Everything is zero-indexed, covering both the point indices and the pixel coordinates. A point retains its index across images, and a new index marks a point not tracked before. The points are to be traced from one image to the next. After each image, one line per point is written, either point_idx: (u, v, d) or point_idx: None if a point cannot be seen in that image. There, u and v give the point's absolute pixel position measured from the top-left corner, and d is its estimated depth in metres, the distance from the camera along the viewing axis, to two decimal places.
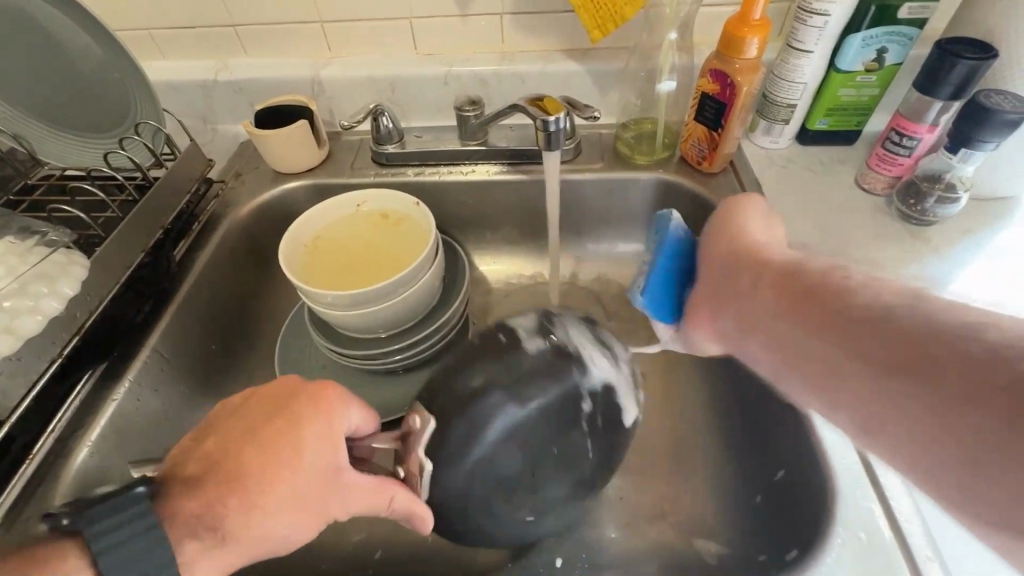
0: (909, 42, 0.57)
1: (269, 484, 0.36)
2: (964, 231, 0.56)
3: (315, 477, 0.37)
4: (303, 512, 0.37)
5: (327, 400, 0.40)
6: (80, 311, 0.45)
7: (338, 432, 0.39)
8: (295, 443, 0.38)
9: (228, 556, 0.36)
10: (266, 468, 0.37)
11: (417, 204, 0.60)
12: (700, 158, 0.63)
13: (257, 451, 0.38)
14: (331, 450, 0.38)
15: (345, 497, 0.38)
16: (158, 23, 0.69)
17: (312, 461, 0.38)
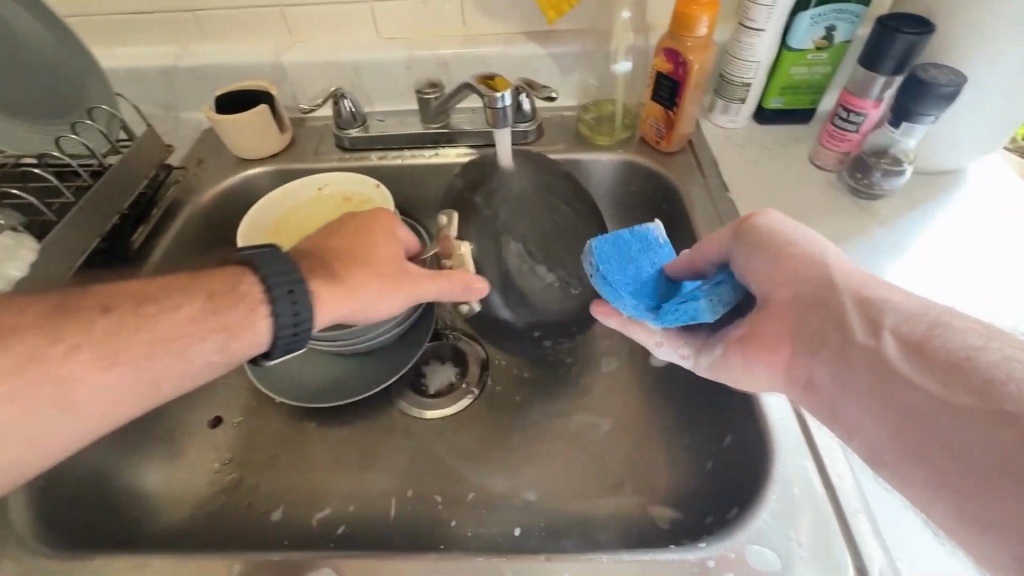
0: (856, 20, 0.58)
1: (355, 267, 0.44)
2: (910, 204, 0.58)
3: (388, 262, 0.45)
4: (385, 292, 0.44)
5: (385, 218, 0.48)
6: (31, 295, 0.46)
7: (397, 239, 0.47)
8: (370, 244, 0.46)
9: (331, 300, 0.42)
10: (353, 257, 0.44)
11: (377, 186, 0.60)
12: (659, 137, 0.64)
13: (338, 251, 0.44)
14: (396, 251, 0.46)
15: (417, 278, 0.45)
16: (114, 9, 0.69)
17: (384, 250, 0.46)
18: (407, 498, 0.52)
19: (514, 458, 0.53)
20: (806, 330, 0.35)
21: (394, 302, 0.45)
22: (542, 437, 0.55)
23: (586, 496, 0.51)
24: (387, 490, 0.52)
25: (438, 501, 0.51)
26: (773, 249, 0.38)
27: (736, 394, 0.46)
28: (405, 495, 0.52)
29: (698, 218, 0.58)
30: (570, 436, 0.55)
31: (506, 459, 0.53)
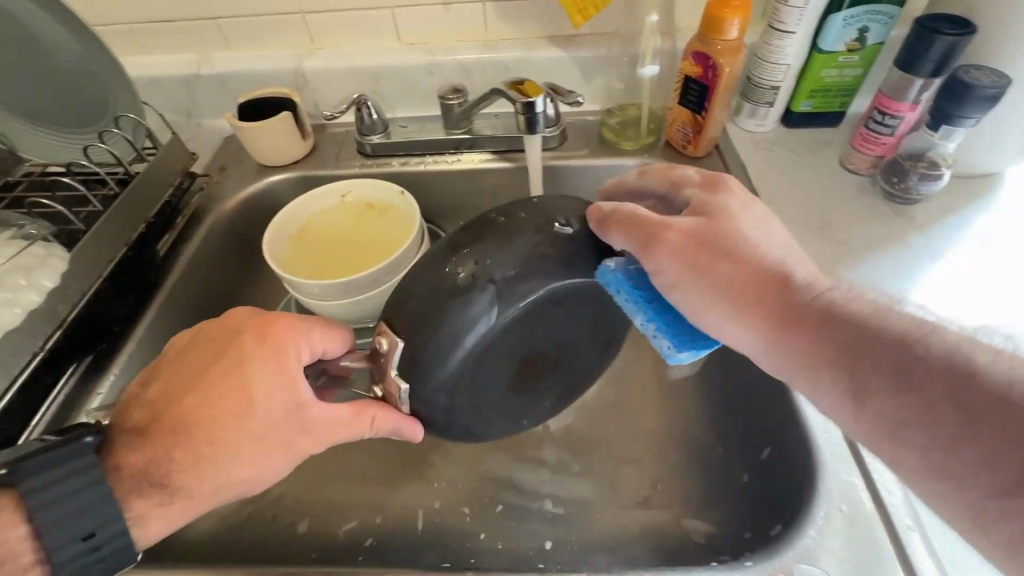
0: (890, 21, 0.57)
1: (219, 436, 0.36)
2: (947, 208, 0.57)
3: (273, 419, 0.37)
4: (269, 454, 0.37)
5: (279, 335, 0.39)
6: (63, 304, 0.45)
7: (294, 368, 0.38)
8: (245, 394, 0.37)
9: (174, 509, 0.37)
10: (223, 416, 0.37)
11: (402, 193, 0.59)
12: (685, 142, 0.63)
13: (197, 403, 0.37)
14: (288, 390, 0.37)
15: (313, 431, 0.38)
16: (137, 17, 0.69)
17: (267, 404, 0.37)
18: (434, 510, 0.51)
19: (542, 469, 0.53)
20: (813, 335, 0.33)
21: (284, 463, 0.38)
22: (570, 448, 0.54)
23: (618, 508, 0.49)
24: (413, 501, 0.51)
25: (466, 513, 0.50)
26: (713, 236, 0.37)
27: (777, 405, 0.45)
28: (432, 507, 0.51)
29: None
30: (599, 447, 0.54)
31: (533, 471, 0.53)
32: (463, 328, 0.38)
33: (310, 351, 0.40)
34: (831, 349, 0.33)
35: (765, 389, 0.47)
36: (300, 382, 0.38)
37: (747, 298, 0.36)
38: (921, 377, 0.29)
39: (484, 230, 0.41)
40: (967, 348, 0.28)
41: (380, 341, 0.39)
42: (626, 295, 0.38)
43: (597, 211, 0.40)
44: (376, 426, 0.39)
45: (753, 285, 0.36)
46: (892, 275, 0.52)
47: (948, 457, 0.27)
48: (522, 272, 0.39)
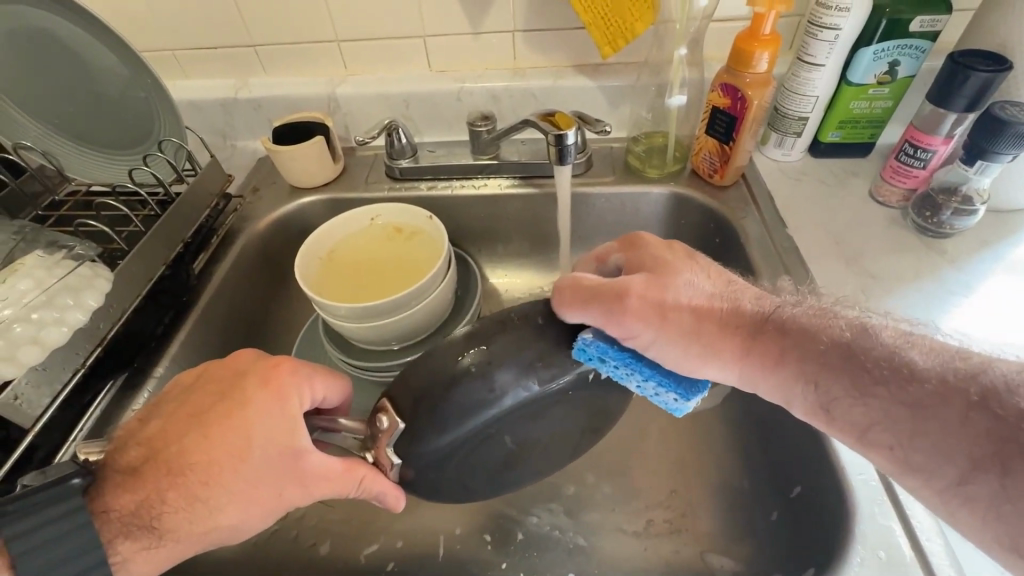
0: (921, 55, 0.56)
1: (215, 478, 0.37)
2: (981, 242, 0.56)
3: (269, 464, 0.37)
4: (263, 499, 0.37)
5: (281, 380, 0.39)
6: (104, 322, 0.46)
7: (295, 413, 0.38)
8: (244, 438, 0.37)
9: (161, 552, 0.37)
10: (220, 458, 0.37)
11: (430, 218, 0.61)
12: (712, 171, 0.64)
13: (195, 445, 0.37)
14: (287, 436, 0.38)
15: (306, 483, 0.38)
16: (180, 44, 0.72)
17: (264, 449, 0.37)
18: (456, 536, 0.51)
19: (564, 498, 0.52)
20: (787, 360, 0.37)
21: (276, 509, 0.38)
22: (592, 478, 0.53)
23: (642, 541, 0.49)
24: (434, 527, 0.51)
25: (487, 542, 0.50)
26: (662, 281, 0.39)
27: (808, 442, 0.44)
28: (453, 532, 0.51)
29: (755, 253, 0.57)
30: (621, 477, 0.53)
31: (555, 499, 0.52)
32: (479, 380, 0.37)
33: (311, 399, 0.40)
34: (797, 371, 0.36)
35: (794, 424, 0.46)
36: (301, 427, 0.38)
37: (711, 331, 0.38)
38: (888, 377, 0.33)
39: (504, 319, 0.39)
40: (901, 349, 0.34)
41: (381, 417, 0.38)
42: (614, 360, 0.37)
43: (557, 289, 0.39)
44: (362, 486, 0.39)
45: (715, 320, 0.38)
46: (923, 309, 0.51)
47: (911, 451, 0.31)
48: (535, 356, 0.38)
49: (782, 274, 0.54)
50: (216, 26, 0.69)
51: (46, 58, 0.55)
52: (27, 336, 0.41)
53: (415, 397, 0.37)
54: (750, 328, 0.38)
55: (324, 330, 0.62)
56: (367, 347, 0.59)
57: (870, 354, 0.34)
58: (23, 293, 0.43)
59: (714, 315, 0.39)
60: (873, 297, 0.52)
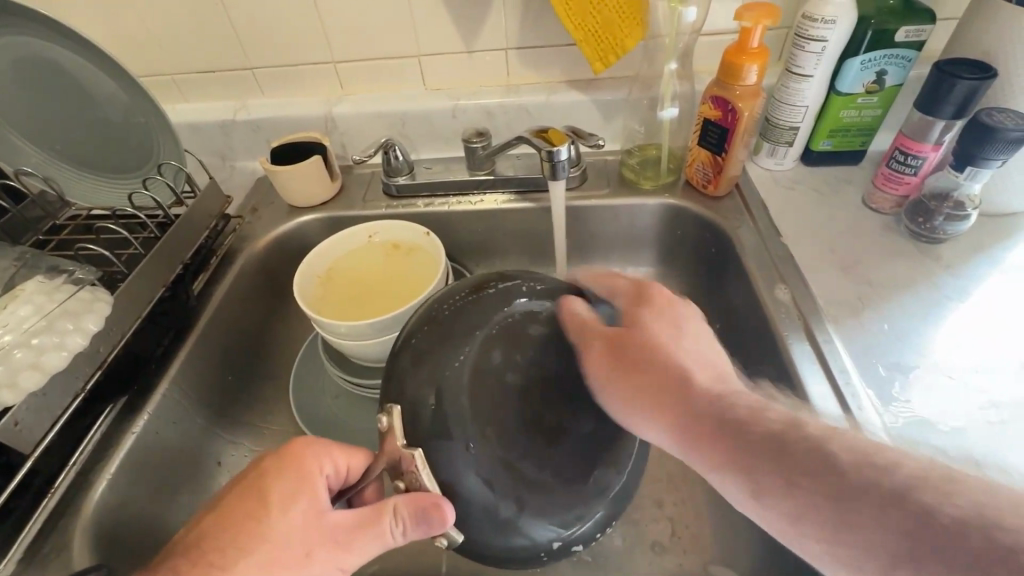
0: (908, 64, 0.57)
1: (240, 544, 0.35)
2: (975, 246, 0.56)
3: (297, 524, 0.37)
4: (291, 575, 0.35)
5: (296, 446, 0.40)
6: (103, 346, 0.47)
7: (313, 476, 0.39)
8: (262, 504, 0.37)
9: None
10: (244, 525, 0.36)
11: (427, 234, 0.61)
12: (706, 182, 0.64)
13: (216, 520, 0.37)
14: (309, 497, 0.38)
15: (340, 538, 0.37)
16: (180, 68, 0.73)
17: (285, 513, 0.37)
18: (458, 553, 0.51)
19: None
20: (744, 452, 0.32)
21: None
22: None
23: (645, 555, 0.49)
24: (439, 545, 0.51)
25: None
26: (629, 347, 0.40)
27: None
28: (456, 550, 0.51)
29: (751, 263, 0.57)
30: None
31: None
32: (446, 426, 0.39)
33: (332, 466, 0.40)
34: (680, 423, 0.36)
35: None
36: (320, 487, 0.39)
37: (659, 391, 0.37)
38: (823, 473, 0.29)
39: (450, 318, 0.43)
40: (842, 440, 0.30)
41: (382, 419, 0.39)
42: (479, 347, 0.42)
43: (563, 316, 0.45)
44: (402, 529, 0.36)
45: (670, 381, 0.37)
46: (919, 314, 0.51)
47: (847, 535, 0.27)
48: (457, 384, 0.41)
49: (778, 283, 0.54)
50: (214, 50, 0.70)
51: (47, 86, 0.56)
52: (26, 361, 0.41)
53: (413, 409, 0.39)
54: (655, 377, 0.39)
55: (323, 348, 0.62)
56: (367, 364, 0.59)
57: (791, 429, 0.32)
58: (23, 319, 0.43)
59: (672, 377, 0.37)
60: (870, 304, 0.52)
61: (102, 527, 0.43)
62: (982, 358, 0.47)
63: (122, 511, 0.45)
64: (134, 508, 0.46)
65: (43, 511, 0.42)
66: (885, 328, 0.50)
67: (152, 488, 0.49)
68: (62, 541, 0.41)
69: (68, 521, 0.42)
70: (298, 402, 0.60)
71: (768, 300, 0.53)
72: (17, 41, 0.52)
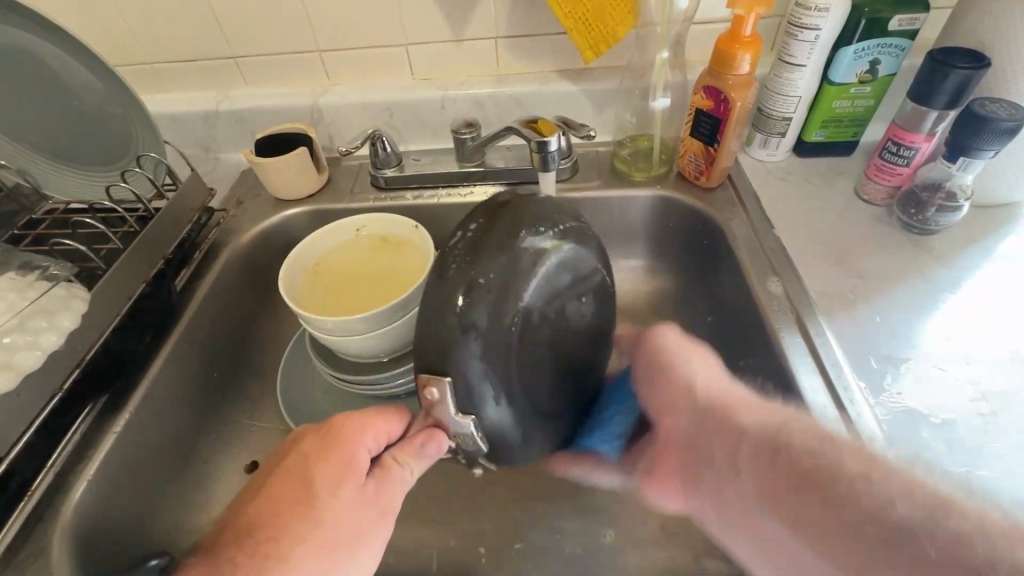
0: (901, 53, 0.57)
1: (285, 532, 0.37)
2: (967, 238, 0.56)
3: (343, 504, 0.38)
4: (351, 555, 0.37)
5: (332, 426, 0.41)
6: (81, 344, 0.45)
7: (352, 454, 0.40)
8: (314, 494, 0.38)
9: None
10: (291, 513, 0.37)
11: (415, 227, 0.60)
12: (698, 173, 0.63)
13: (259, 510, 0.38)
14: (349, 477, 0.39)
15: (385, 507, 0.39)
16: (159, 57, 0.71)
17: (327, 496, 0.38)
18: (449, 549, 0.50)
19: (559, 507, 0.52)
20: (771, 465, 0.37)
21: (359, 562, 0.38)
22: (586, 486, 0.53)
23: (638, 551, 0.49)
24: (429, 542, 0.51)
25: (482, 554, 0.50)
26: (658, 371, 0.47)
27: None
28: (447, 546, 0.51)
29: (743, 255, 0.57)
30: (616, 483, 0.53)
31: (550, 509, 0.52)
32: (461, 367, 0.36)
33: (375, 442, 0.41)
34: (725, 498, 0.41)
35: None
36: (360, 463, 0.40)
37: (702, 398, 0.43)
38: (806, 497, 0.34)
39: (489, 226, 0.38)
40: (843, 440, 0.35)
41: (429, 390, 0.37)
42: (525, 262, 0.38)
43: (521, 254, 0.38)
44: (410, 471, 0.40)
45: (722, 393, 0.43)
46: (912, 305, 0.51)
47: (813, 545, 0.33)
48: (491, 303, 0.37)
49: (771, 275, 0.54)
50: (195, 39, 0.68)
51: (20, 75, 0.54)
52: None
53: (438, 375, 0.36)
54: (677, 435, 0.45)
55: (311, 344, 0.61)
56: (356, 360, 0.58)
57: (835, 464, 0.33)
58: None
59: (716, 388, 0.43)
60: (862, 296, 0.52)
61: (82, 530, 0.42)
62: (973, 348, 0.47)
63: (104, 513, 0.44)
64: (116, 508, 0.45)
65: (18, 518, 0.41)
66: (877, 320, 0.50)
67: (135, 488, 0.48)
68: (41, 545, 0.40)
69: (46, 524, 0.41)
70: (286, 399, 0.59)
71: (760, 292, 0.53)
72: None
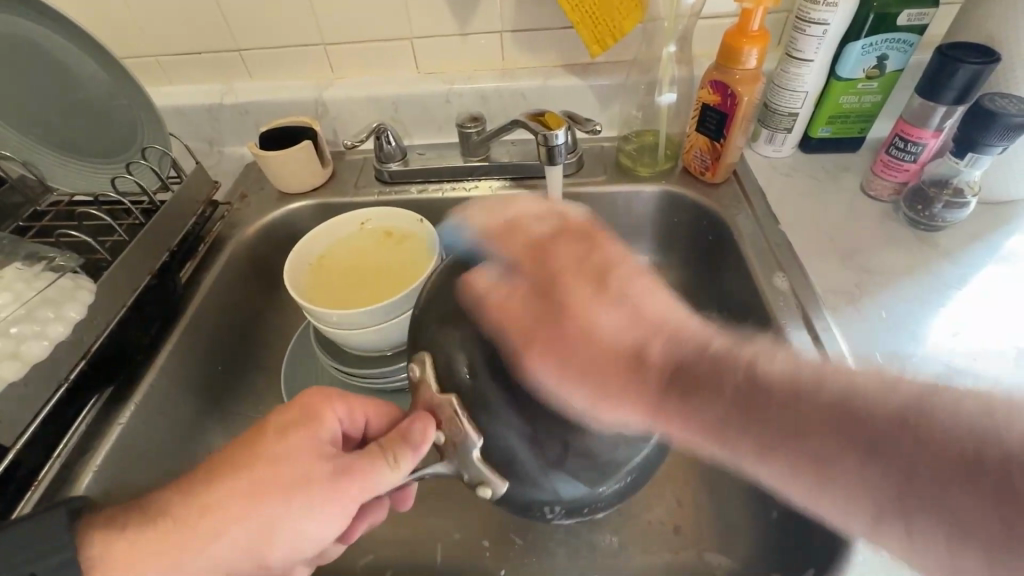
0: (910, 49, 0.56)
1: (231, 470, 0.36)
2: (973, 235, 0.56)
3: (298, 454, 0.38)
4: (285, 496, 0.36)
5: (307, 394, 0.43)
6: (87, 335, 0.45)
7: (322, 418, 0.41)
8: (260, 434, 0.39)
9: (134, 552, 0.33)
10: (242, 453, 0.37)
11: (422, 221, 0.61)
12: (703, 168, 0.63)
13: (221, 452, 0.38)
14: (313, 435, 0.39)
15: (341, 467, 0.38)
16: (163, 49, 0.70)
17: (284, 444, 0.38)
18: (454, 541, 0.50)
19: None
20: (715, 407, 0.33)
21: (292, 518, 0.36)
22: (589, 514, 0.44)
23: (643, 545, 0.49)
24: (434, 535, 0.51)
25: (486, 547, 0.50)
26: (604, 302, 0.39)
27: None
28: (452, 538, 0.51)
29: (749, 250, 0.57)
30: None
31: None
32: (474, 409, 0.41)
33: (346, 415, 0.43)
34: (647, 404, 0.35)
35: None
36: (325, 427, 0.40)
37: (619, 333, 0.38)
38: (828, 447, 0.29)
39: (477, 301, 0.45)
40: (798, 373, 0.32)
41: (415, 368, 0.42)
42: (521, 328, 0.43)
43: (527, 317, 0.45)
44: (398, 468, 0.38)
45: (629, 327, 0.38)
46: (918, 301, 0.51)
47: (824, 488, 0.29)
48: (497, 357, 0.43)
49: (777, 271, 0.54)
50: (198, 31, 0.68)
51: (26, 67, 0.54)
52: (8, 350, 0.40)
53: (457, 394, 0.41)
54: (713, 368, 0.34)
55: (316, 337, 0.61)
56: (361, 354, 0.58)
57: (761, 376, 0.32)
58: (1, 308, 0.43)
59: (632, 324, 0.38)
60: (868, 292, 0.52)
61: None
62: (980, 344, 0.47)
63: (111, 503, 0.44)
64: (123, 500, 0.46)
65: (25, 507, 0.41)
66: (883, 315, 0.50)
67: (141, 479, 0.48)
68: None
69: None
70: (290, 393, 0.59)
71: (766, 288, 0.53)
72: None
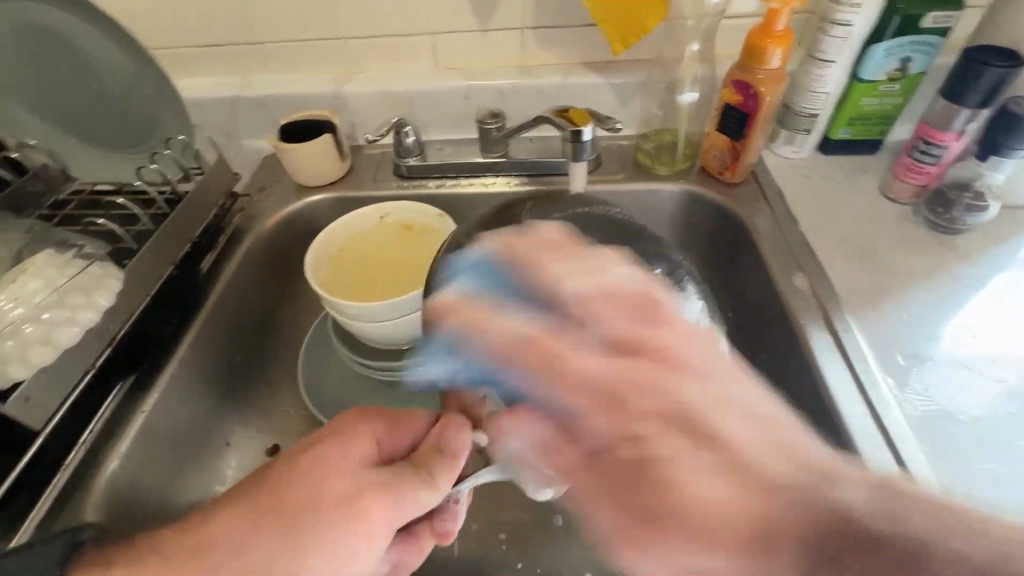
0: (933, 51, 0.56)
1: (275, 516, 0.37)
2: (994, 239, 0.56)
3: (343, 499, 0.39)
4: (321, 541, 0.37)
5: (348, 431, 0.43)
6: (113, 323, 0.46)
7: (357, 453, 0.42)
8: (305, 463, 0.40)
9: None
10: (288, 505, 0.38)
11: (441, 216, 0.60)
12: (722, 168, 0.63)
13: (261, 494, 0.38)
14: (353, 473, 0.40)
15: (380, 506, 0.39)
16: (186, 41, 0.71)
17: (327, 485, 0.39)
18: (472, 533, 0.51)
19: None
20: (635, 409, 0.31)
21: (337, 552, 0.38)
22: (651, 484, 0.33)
23: None
24: None
25: (502, 541, 0.50)
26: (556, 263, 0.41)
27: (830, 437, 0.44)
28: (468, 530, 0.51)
29: (767, 249, 0.57)
30: None
31: None
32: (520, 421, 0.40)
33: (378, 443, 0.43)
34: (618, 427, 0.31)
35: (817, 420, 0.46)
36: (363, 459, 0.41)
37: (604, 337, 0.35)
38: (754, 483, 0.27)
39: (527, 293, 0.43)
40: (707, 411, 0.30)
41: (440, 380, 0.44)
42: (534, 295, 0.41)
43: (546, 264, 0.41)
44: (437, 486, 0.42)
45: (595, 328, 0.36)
46: (937, 303, 0.51)
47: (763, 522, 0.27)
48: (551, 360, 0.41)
49: (796, 271, 0.54)
50: (221, 24, 0.69)
51: (54, 58, 0.55)
52: (39, 336, 0.40)
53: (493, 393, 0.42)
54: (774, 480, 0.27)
55: (334, 330, 0.62)
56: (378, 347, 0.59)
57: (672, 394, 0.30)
58: (33, 292, 0.42)
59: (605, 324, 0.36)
60: (886, 293, 0.52)
61: (113, 504, 0.43)
62: (1001, 348, 0.47)
63: (133, 490, 0.45)
64: (145, 487, 0.46)
65: (53, 491, 0.42)
66: (903, 317, 0.50)
67: (164, 466, 0.49)
68: (68, 523, 0.40)
69: (78, 504, 0.41)
70: (308, 385, 0.59)
71: (786, 289, 0.53)
72: (26, 7, 0.51)
